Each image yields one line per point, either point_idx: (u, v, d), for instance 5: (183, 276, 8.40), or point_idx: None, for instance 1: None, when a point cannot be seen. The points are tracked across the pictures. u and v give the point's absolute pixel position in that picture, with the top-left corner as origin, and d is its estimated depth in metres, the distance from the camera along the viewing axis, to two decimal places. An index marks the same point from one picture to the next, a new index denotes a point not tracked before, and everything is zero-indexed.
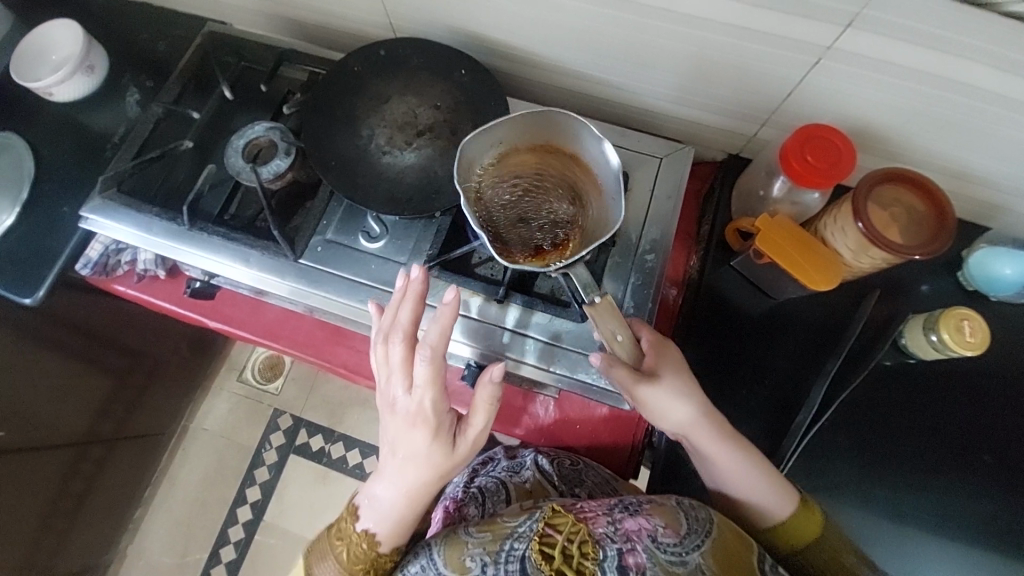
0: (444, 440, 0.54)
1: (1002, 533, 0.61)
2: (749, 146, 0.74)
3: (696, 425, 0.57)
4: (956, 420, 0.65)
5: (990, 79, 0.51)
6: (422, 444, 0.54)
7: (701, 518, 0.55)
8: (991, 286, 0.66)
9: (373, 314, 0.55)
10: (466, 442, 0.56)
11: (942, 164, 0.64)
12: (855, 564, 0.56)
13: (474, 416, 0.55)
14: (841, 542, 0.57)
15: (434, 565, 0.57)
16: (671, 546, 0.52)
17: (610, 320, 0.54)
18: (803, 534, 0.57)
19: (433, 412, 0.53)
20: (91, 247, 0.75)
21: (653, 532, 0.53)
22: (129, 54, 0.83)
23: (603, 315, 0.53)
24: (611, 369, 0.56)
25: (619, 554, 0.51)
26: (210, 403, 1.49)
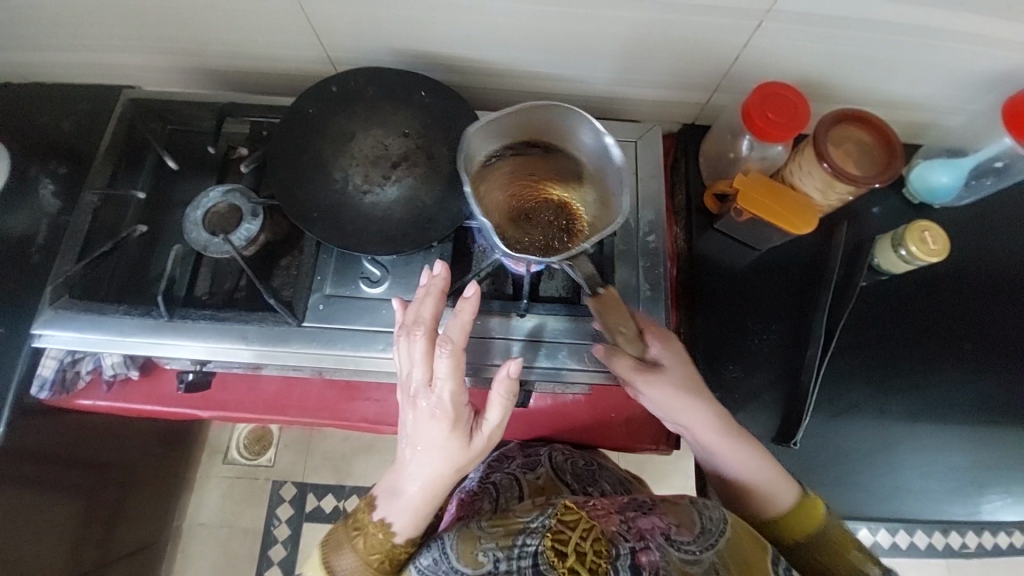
0: (463, 434, 0.51)
1: (994, 406, 0.69)
2: (703, 113, 0.78)
3: (701, 414, 0.58)
4: (933, 319, 0.72)
5: (907, 15, 0.57)
6: (442, 440, 0.51)
7: (715, 518, 0.54)
8: (933, 196, 0.74)
9: (397, 307, 0.53)
10: (483, 436, 0.52)
11: (874, 97, 0.71)
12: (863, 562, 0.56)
13: (492, 411, 0.52)
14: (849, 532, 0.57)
15: (446, 559, 0.54)
16: (686, 546, 0.51)
17: (611, 312, 0.58)
18: (800, 526, 0.57)
19: (449, 403, 0.49)
20: (43, 365, 0.67)
21: (668, 531, 0.52)
22: (30, 142, 0.74)
23: (606, 304, 0.57)
24: (613, 358, 0.58)
25: (632, 553, 0.49)
26: (199, 495, 1.37)
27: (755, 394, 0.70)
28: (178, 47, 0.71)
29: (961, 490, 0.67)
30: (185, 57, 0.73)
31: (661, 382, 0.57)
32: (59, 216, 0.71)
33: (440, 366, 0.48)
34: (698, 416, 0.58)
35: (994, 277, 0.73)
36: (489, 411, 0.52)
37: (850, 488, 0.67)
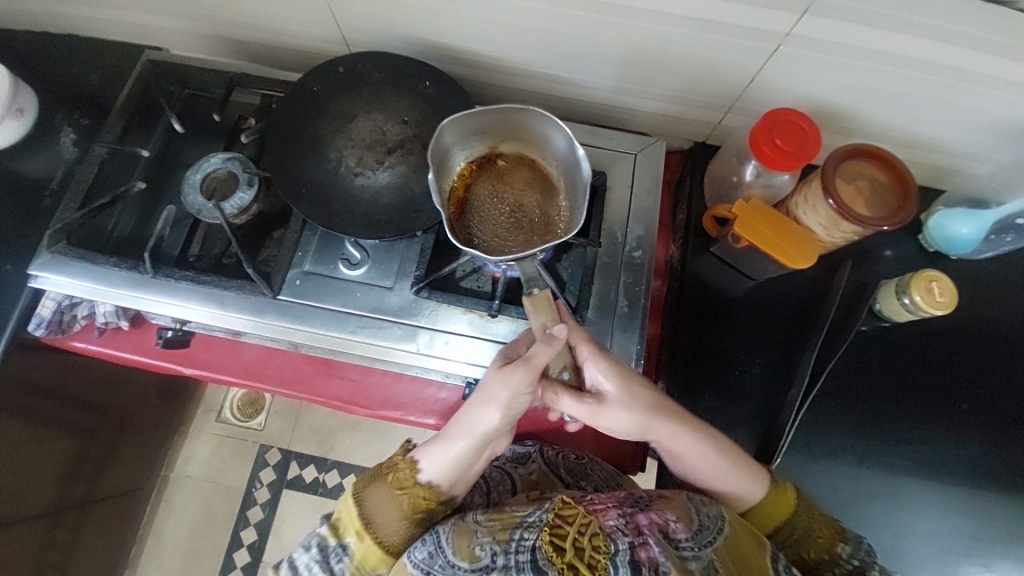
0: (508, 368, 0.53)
1: (985, 476, 0.65)
2: (715, 132, 0.76)
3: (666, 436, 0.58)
4: (930, 375, 0.69)
5: (939, 53, 0.54)
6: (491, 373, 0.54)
7: (712, 515, 0.55)
8: (950, 246, 0.69)
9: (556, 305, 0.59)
10: (529, 366, 0.52)
11: (897, 135, 0.67)
12: (840, 546, 0.58)
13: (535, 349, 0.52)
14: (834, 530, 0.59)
15: (441, 553, 0.53)
16: (683, 542, 0.52)
17: (544, 312, 0.54)
18: (777, 515, 0.60)
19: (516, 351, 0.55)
20: (42, 306, 0.70)
21: (667, 528, 0.52)
22: (58, 92, 0.78)
23: (537, 304, 0.54)
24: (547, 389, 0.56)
25: (631, 549, 0.49)
26: (190, 447, 1.42)
27: (729, 426, 0.68)
28: (200, 15, 0.73)
29: (937, 559, 0.64)
30: (208, 26, 0.75)
31: (613, 409, 0.56)
32: (75, 167, 0.74)
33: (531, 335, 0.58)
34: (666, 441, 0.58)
35: (1006, 339, 0.69)
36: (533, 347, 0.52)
37: None
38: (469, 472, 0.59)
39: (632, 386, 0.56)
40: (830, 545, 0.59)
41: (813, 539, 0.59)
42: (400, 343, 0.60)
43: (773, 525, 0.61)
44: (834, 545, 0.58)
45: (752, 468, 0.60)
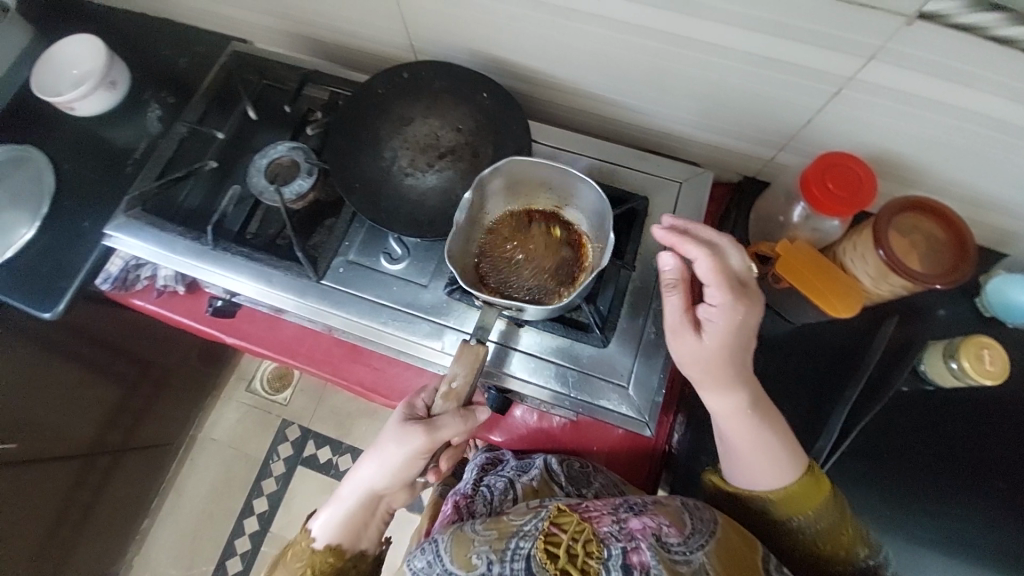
0: (410, 429, 0.57)
1: (1021, 564, 0.61)
2: (766, 169, 0.75)
3: (729, 401, 0.54)
4: (970, 447, 0.64)
5: (1016, 113, 0.51)
6: (381, 438, 0.59)
7: (705, 518, 0.55)
8: (1008, 313, 0.66)
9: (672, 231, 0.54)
10: (432, 435, 0.56)
11: (961, 192, 0.64)
12: (860, 550, 0.57)
13: (441, 416, 0.57)
14: (852, 531, 0.57)
15: (440, 562, 0.56)
16: (675, 546, 0.51)
17: (464, 365, 0.56)
18: (807, 501, 0.55)
19: (422, 409, 0.59)
20: (111, 262, 0.77)
21: (660, 531, 0.52)
22: (151, 71, 0.85)
23: (464, 357, 0.56)
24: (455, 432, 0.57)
25: (623, 553, 0.50)
26: (218, 412, 1.50)
27: None
28: (284, 12, 0.79)
29: None
30: (290, 23, 0.81)
31: (688, 339, 0.53)
32: (156, 139, 0.81)
33: (688, 235, 0.53)
34: (726, 403, 0.54)
35: None
36: (439, 412, 0.57)
37: None
38: (365, 530, 0.64)
39: (726, 351, 0.52)
40: (850, 543, 0.56)
41: (838, 536, 0.56)
42: (427, 340, 0.62)
43: (803, 509, 0.56)
44: (854, 547, 0.56)
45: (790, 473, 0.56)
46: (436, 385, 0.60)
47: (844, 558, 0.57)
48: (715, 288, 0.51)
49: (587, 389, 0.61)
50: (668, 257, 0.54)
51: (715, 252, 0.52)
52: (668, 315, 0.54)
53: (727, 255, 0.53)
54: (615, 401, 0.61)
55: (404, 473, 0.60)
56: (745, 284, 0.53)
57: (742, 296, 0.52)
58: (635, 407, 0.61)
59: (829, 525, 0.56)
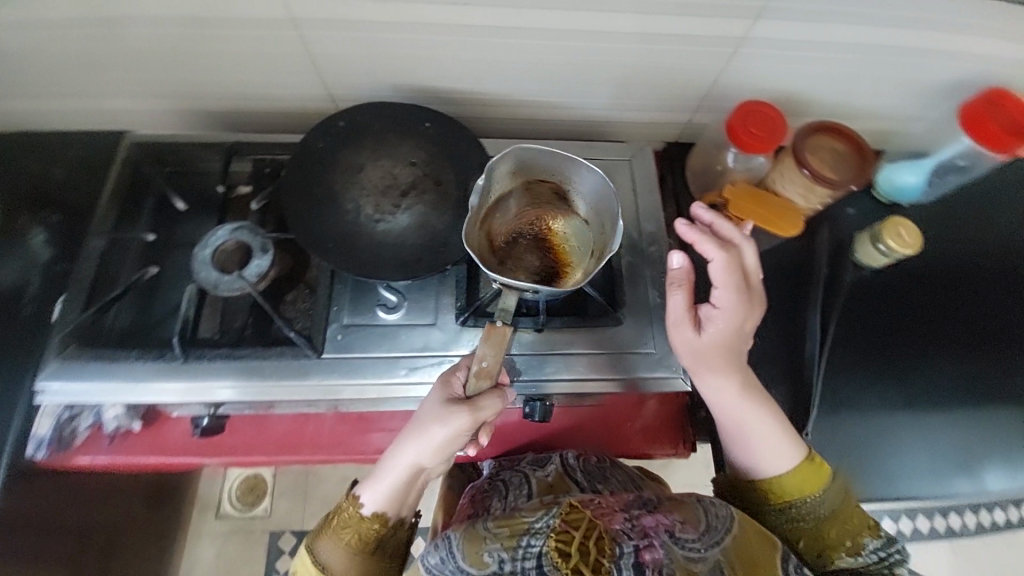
0: (454, 409, 0.53)
1: (981, 386, 0.73)
2: (686, 131, 0.84)
3: (719, 379, 0.60)
4: (912, 309, 0.77)
5: (867, 36, 0.64)
6: (422, 416, 0.55)
7: (720, 515, 0.55)
8: (901, 196, 0.80)
9: (698, 232, 0.57)
10: (475, 415, 0.53)
11: (840, 110, 0.78)
12: (867, 539, 0.59)
13: (482, 396, 0.54)
14: (863, 517, 0.60)
15: (453, 558, 0.58)
16: (690, 543, 0.52)
17: (490, 348, 0.54)
18: (810, 486, 0.60)
19: (461, 388, 0.55)
20: (39, 423, 0.65)
21: (673, 528, 0.53)
22: (18, 192, 0.73)
23: (490, 338, 0.54)
24: (481, 408, 0.53)
25: (635, 551, 0.49)
26: (190, 554, 1.29)
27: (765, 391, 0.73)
28: (177, 91, 0.72)
29: (965, 469, 0.70)
30: (184, 102, 0.74)
31: (686, 331, 0.58)
32: (51, 266, 0.69)
33: (710, 236, 0.57)
34: (716, 380, 0.60)
35: (964, 265, 0.79)
36: (476, 394, 0.54)
37: (864, 475, 0.69)
38: (411, 496, 0.60)
39: (721, 345, 0.58)
40: (857, 533, 0.59)
41: (841, 518, 0.59)
42: None
43: (808, 493, 0.59)
44: (859, 534, 0.59)
45: (790, 449, 0.60)
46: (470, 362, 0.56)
47: (851, 543, 0.59)
48: (722, 291, 0.57)
49: (597, 368, 0.63)
50: (679, 256, 0.56)
51: (730, 254, 0.57)
52: (673, 310, 0.58)
53: (740, 255, 0.58)
54: (631, 370, 0.64)
55: (447, 451, 0.56)
56: (750, 286, 0.59)
57: (745, 299, 0.58)
58: (637, 368, 0.64)
59: (833, 508, 0.59)
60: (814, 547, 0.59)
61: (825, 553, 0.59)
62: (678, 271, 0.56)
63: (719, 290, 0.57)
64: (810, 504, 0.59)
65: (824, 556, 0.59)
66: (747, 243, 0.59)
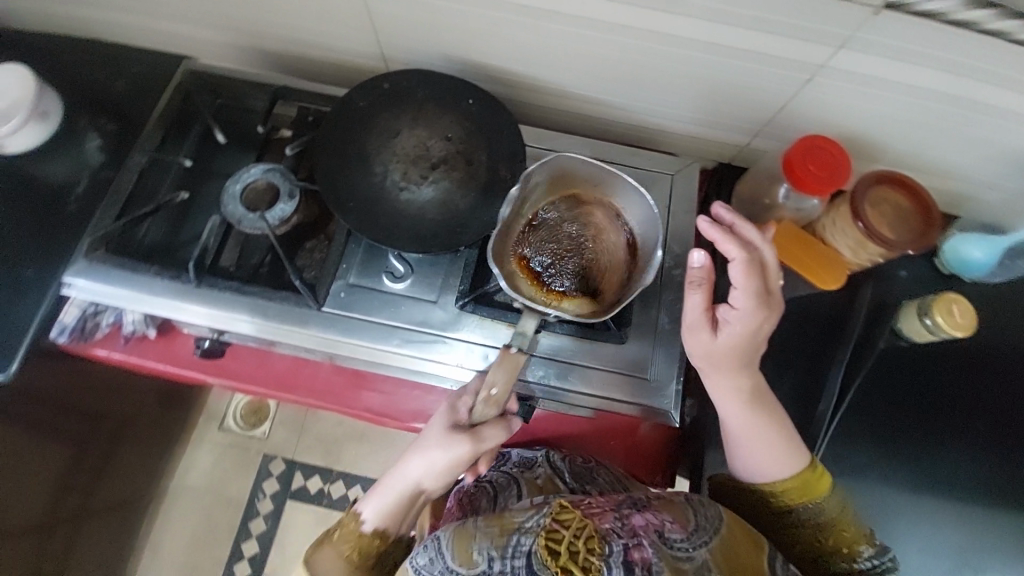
0: (457, 438, 0.56)
1: (1002, 490, 0.67)
2: (742, 155, 0.79)
3: (727, 382, 0.57)
4: (947, 394, 0.71)
5: (964, 89, 0.57)
6: (427, 442, 0.59)
7: (710, 515, 0.55)
8: (964, 269, 0.73)
9: (716, 230, 0.52)
10: (476, 446, 0.56)
11: (917, 163, 0.71)
12: (863, 547, 0.57)
13: (483, 427, 0.57)
14: (857, 530, 0.57)
15: (441, 559, 0.55)
16: (677, 543, 0.51)
17: (504, 375, 0.54)
18: (809, 493, 0.57)
19: (465, 415, 0.58)
20: (67, 311, 0.71)
21: (663, 528, 0.52)
22: (85, 96, 0.77)
23: (505, 364, 0.54)
24: (486, 433, 0.57)
25: (625, 550, 0.49)
26: (190, 457, 1.39)
27: None
28: (238, 26, 0.73)
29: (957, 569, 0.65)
30: (246, 37, 0.76)
31: (703, 337, 0.55)
32: (101, 171, 0.74)
33: (732, 233, 0.52)
34: (724, 383, 0.57)
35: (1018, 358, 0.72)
36: (480, 422, 0.57)
37: None
38: (408, 518, 0.64)
39: (737, 351, 0.54)
40: (853, 542, 0.57)
41: (839, 531, 0.57)
42: (444, 358, 0.60)
43: (806, 500, 0.58)
44: (856, 544, 0.57)
45: (791, 457, 0.58)
46: (477, 389, 0.57)
47: (845, 552, 0.57)
48: (741, 294, 0.52)
49: (592, 381, 0.62)
50: (701, 255, 0.52)
51: (752, 253, 0.52)
52: (691, 311, 0.54)
53: (761, 256, 0.53)
54: (624, 392, 0.62)
55: (448, 475, 0.59)
56: (769, 289, 0.54)
57: (765, 304, 0.53)
58: (628, 390, 0.62)
59: (831, 517, 0.57)
60: (812, 554, 0.59)
61: (818, 560, 0.58)
62: (698, 271, 0.52)
63: (737, 290, 0.53)
64: (808, 513, 0.58)
65: (820, 563, 0.58)
66: (769, 241, 0.54)
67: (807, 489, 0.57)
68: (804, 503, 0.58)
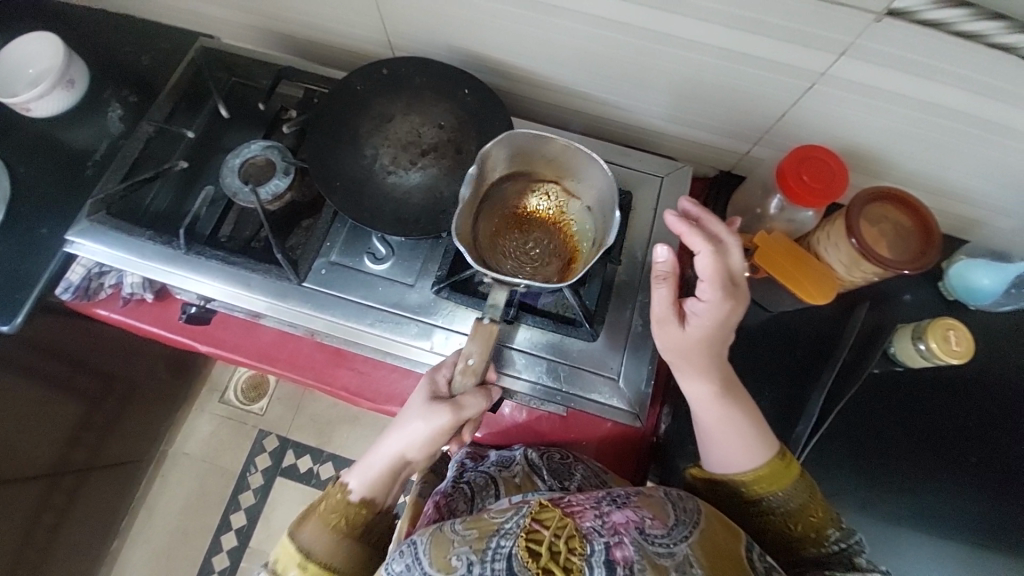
0: (436, 406, 0.56)
1: (992, 532, 0.64)
2: (743, 163, 0.78)
3: (700, 378, 0.56)
4: (938, 424, 0.68)
5: (972, 106, 0.54)
6: (408, 412, 0.58)
7: (689, 509, 0.53)
8: (970, 296, 0.70)
9: (678, 223, 0.53)
10: (457, 415, 0.55)
11: (924, 182, 0.68)
12: (830, 531, 0.55)
13: (464, 396, 0.56)
14: (826, 514, 0.55)
15: (418, 565, 0.49)
16: (659, 538, 0.49)
17: (482, 344, 0.56)
18: (775, 482, 0.55)
19: (446, 386, 0.58)
20: (72, 270, 0.72)
21: (642, 524, 0.49)
22: (110, 69, 0.81)
23: (481, 333, 0.56)
24: (469, 399, 0.56)
25: (606, 549, 0.46)
26: (190, 425, 1.43)
27: None
28: (253, 8, 0.76)
29: None
30: (261, 20, 0.78)
31: (671, 329, 0.54)
32: (118, 140, 0.77)
33: (697, 227, 0.53)
34: (694, 378, 0.56)
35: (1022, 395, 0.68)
36: (460, 392, 0.56)
37: None
38: (395, 488, 0.62)
39: (705, 342, 0.54)
40: (822, 526, 0.55)
41: (808, 517, 0.55)
42: (416, 340, 0.61)
43: (772, 488, 0.55)
44: (825, 528, 0.55)
45: (761, 453, 0.56)
46: (455, 360, 0.58)
47: (815, 539, 0.55)
48: (706, 285, 0.52)
49: (559, 378, 0.62)
50: (664, 248, 0.53)
51: (717, 247, 0.52)
52: (659, 305, 0.54)
53: (728, 251, 0.53)
54: (591, 390, 0.62)
55: (431, 447, 0.58)
56: (735, 281, 0.53)
57: (732, 295, 0.52)
58: (591, 389, 0.62)
59: (800, 503, 0.55)
60: (783, 540, 0.57)
61: (789, 544, 0.56)
62: (662, 264, 0.53)
63: (701, 281, 0.53)
64: (777, 501, 0.55)
65: (791, 548, 0.57)
66: (736, 235, 0.54)
67: (772, 478, 0.55)
68: (773, 492, 0.55)
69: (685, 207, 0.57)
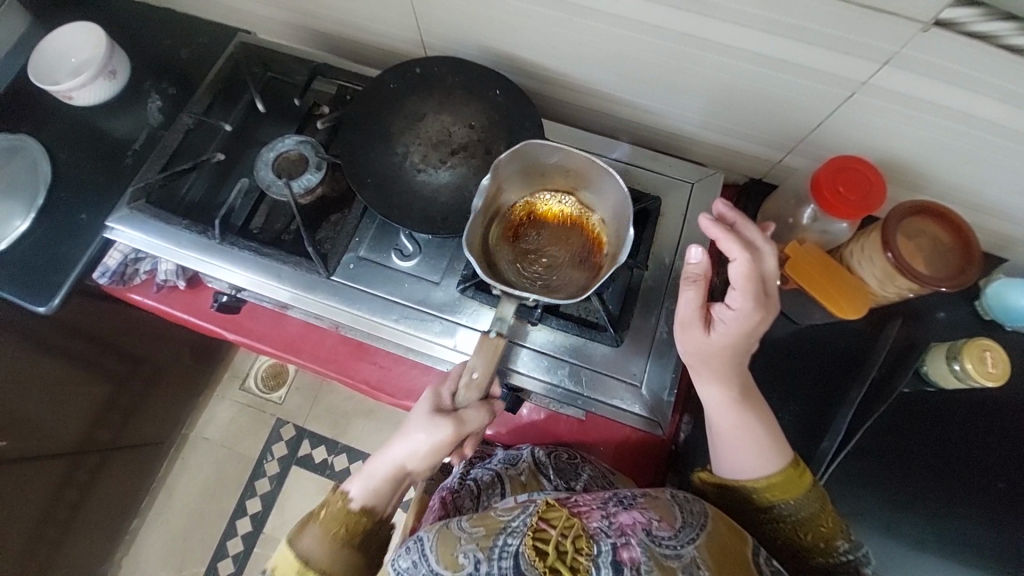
0: (439, 420, 0.56)
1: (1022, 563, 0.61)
2: (774, 171, 0.77)
3: (716, 382, 0.55)
4: (968, 446, 0.66)
5: (1020, 120, 0.52)
6: (410, 423, 0.58)
7: (695, 511, 0.52)
8: (1008, 316, 0.67)
9: (714, 227, 0.52)
10: (459, 428, 0.56)
11: (963, 197, 0.66)
12: (840, 542, 0.54)
13: (467, 410, 0.57)
14: (837, 525, 0.54)
15: (424, 561, 0.50)
16: (665, 540, 0.48)
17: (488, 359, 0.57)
18: (787, 491, 0.54)
19: (449, 399, 0.59)
20: (109, 256, 0.74)
21: (650, 526, 0.49)
22: (151, 61, 0.84)
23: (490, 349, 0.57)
24: (474, 412, 0.57)
25: (614, 549, 0.46)
26: (210, 410, 1.46)
27: None
28: (290, 4, 0.77)
29: None
30: (297, 17, 0.80)
31: (695, 333, 0.53)
32: (156, 130, 0.80)
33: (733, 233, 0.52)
34: (711, 384, 0.55)
35: None
36: (464, 405, 0.57)
37: None
38: (395, 497, 0.60)
39: (730, 351, 0.53)
40: (831, 537, 0.54)
41: (818, 526, 0.54)
42: (439, 337, 0.62)
43: (784, 497, 0.54)
44: (834, 539, 0.54)
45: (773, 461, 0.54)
46: (459, 374, 0.59)
47: (823, 549, 0.54)
48: (738, 293, 0.51)
49: (579, 381, 0.62)
50: (698, 251, 0.52)
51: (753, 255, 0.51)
52: (687, 308, 0.54)
53: (763, 260, 0.52)
54: (611, 395, 0.62)
55: (435, 458, 0.58)
56: (768, 290, 0.52)
57: (763, 305, 0.51)
58: (611, 393, 0.61)
59: (810, 513, 0.54)
60: (789, 547, 0.56)
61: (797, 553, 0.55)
62: (693, 267, 0.53)
63: (732, 288, 0.52)
64: (789, 509, 0.54)
65: (797, 555, 0.56)
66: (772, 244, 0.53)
67: (783, 487, 0.54)
68: (785, 500, 0.54)
69: (720, 211, 0.56)
